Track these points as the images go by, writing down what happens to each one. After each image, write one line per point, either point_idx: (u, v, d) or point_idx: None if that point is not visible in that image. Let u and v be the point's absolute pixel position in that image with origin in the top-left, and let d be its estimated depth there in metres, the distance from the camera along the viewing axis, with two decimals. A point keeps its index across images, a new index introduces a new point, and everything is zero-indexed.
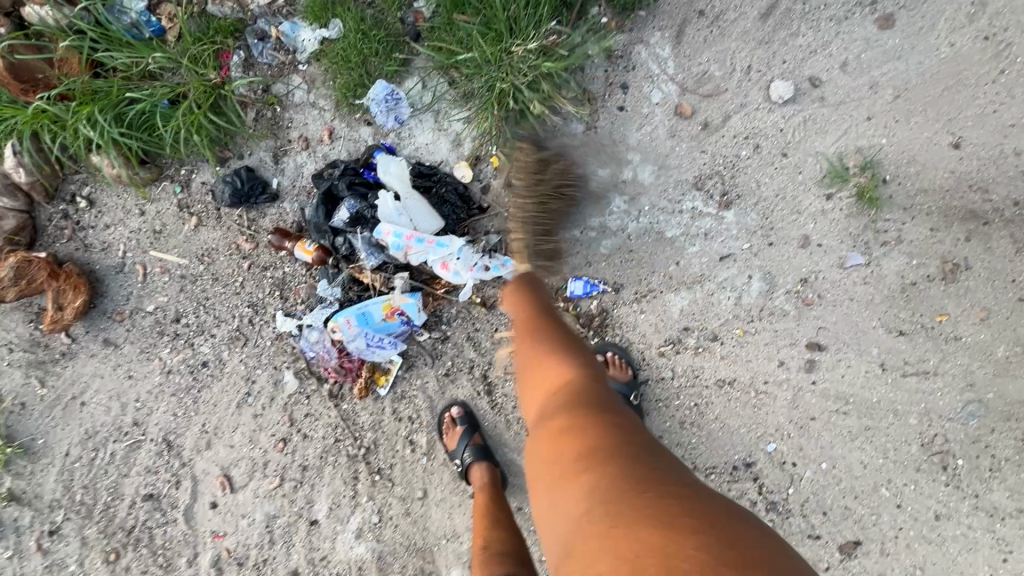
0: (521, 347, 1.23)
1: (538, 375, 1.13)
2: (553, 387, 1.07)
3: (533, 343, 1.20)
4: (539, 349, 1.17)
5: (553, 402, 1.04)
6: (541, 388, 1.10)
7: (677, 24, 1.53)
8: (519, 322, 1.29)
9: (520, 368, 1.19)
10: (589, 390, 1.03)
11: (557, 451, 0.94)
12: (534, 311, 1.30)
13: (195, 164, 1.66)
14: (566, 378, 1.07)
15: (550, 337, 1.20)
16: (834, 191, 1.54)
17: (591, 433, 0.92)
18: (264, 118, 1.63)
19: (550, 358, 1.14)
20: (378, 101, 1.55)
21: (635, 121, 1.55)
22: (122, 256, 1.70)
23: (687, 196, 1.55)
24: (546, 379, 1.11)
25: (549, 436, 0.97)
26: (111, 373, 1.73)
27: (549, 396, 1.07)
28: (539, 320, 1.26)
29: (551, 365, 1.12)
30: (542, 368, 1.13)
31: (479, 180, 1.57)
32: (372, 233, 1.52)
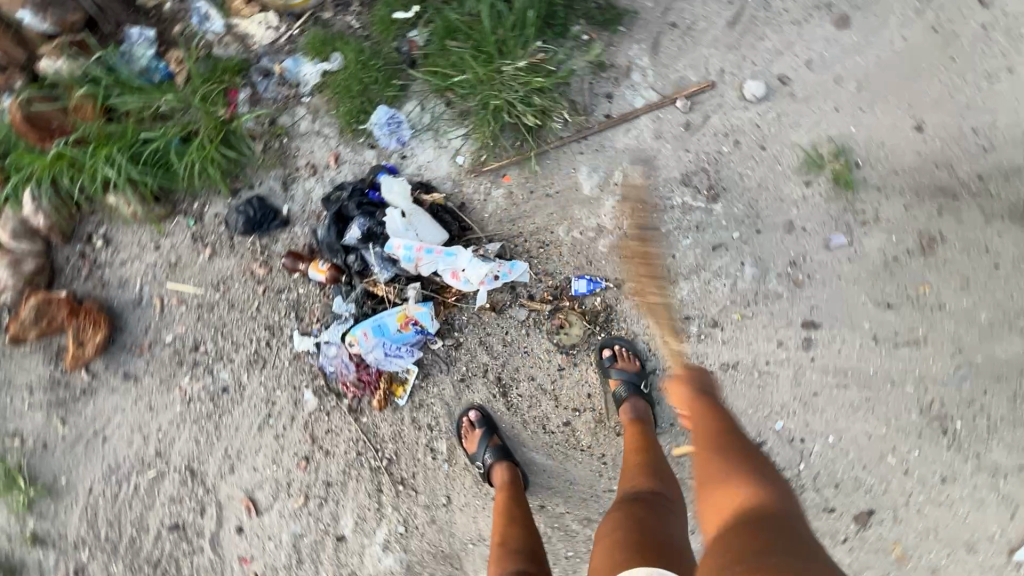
0: (697, 448, 1.23)
1: (714, 475, 1.14)
2: (736, 498, 1.06)
3: (725, 431, 1.23)
4: (749, 449, 1.18)
5: (747, 504, 1.04)
6: (721, 496, 1.08)
7: (653, 36, 1.66)
8: (699, 416, 1.30)
9: (700, 469, 1.18)
10: (772, 499, 1.03)
11: (736, 547, 0.94)
12: (704, 402, 1.33)
13: (207, 197, 1.74)
14: (755, 490, 1.06)
15: (737, 434, 1.22)
16: (811, 178, 1.66)
17: (781, 537, 0.93)
18: (272, 149, 1.72)
19: (755, 464, 1.13)
20: (380, 124, 1.65)
21: (622, 127, 1.66)
22: (140, 290, 1.76)
23: (676, 193, 1.65)
24: (720, 483, 1.11)
25: (740, 527, 0.97)
26: (132, 405, 1.76)
27: (725, 500, 1.07)
28: (717, 413, 1.29)
29: (762, 467, 1.13)
30: (736, 468, 1.13)
31: (479, 192, 1.65)
32: (383, 248, 1.58)
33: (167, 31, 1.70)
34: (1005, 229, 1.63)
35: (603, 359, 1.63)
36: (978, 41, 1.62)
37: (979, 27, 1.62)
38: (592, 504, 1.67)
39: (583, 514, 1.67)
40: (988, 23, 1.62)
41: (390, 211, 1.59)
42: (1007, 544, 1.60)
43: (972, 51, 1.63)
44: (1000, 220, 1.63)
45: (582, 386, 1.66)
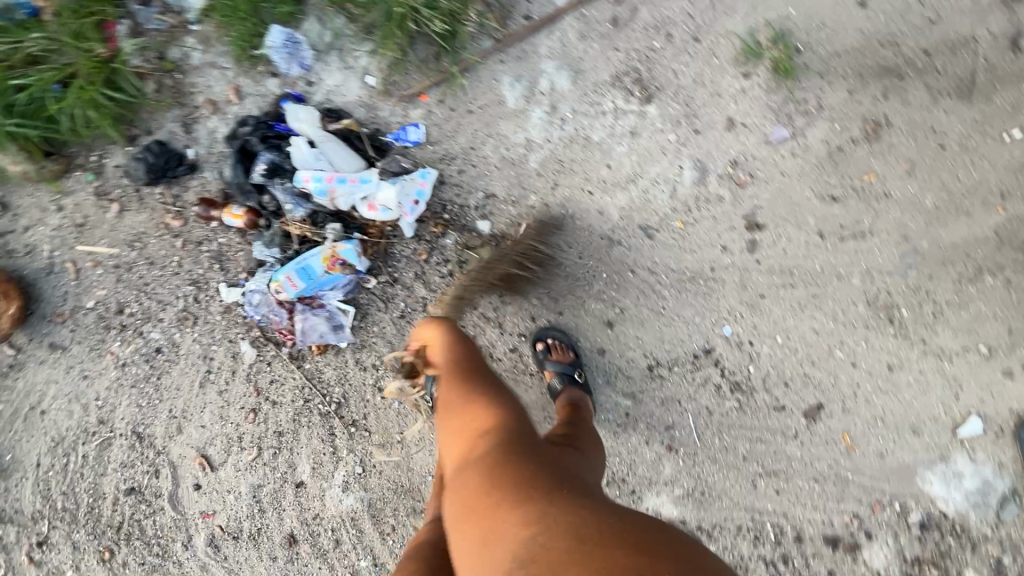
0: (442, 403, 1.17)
1: (464, 420, 1.10)
2: (476, 427, 1.07)
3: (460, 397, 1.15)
4: (482, 414, 1.09)
5: (478, 441, 1.04)
6: (464, 430, 1.08)
7: None
8: (452, 379, 1.20)
9: (444, 413, 1.15)
10: (498, 425, 1.05)
11: (471, 503, 0.94)
12: (450, 369, 1.23)
13: (104, 148, 1.60)
14: (496, 417, 1.07)
15: (467, 401, 1.13)
16: (750, 68, 1.55)
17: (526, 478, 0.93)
18: (167, 88, 1.57)
19: (466, 421, 1.09)
20: (277, 48, 1.50)
21: (544, 28, 1.52)
22: (50, 256, 1.65)
23: (608, 97, 1.55)
24: (464, 424, 1.09)
25: (481, 473, 0.96)
26: (65, 375, 1.69)
27: (480, 433, 1.06)
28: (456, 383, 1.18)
29: (478, 420, 1.08)
30: (467, 422, 1.09)
31: (396, 114, 1.53)
32: (292, 181, 1.49)
33: None
34: (953, 107, 1.55)
35: (537, 352, 1.58)
36: None
37: None
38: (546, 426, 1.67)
39: None
40: None
41: (296, 142, 1.50)
42: (953, 423, 1.62)
43: None
44: (948, 97, 1.55)
45: (525, 312, 1.63)
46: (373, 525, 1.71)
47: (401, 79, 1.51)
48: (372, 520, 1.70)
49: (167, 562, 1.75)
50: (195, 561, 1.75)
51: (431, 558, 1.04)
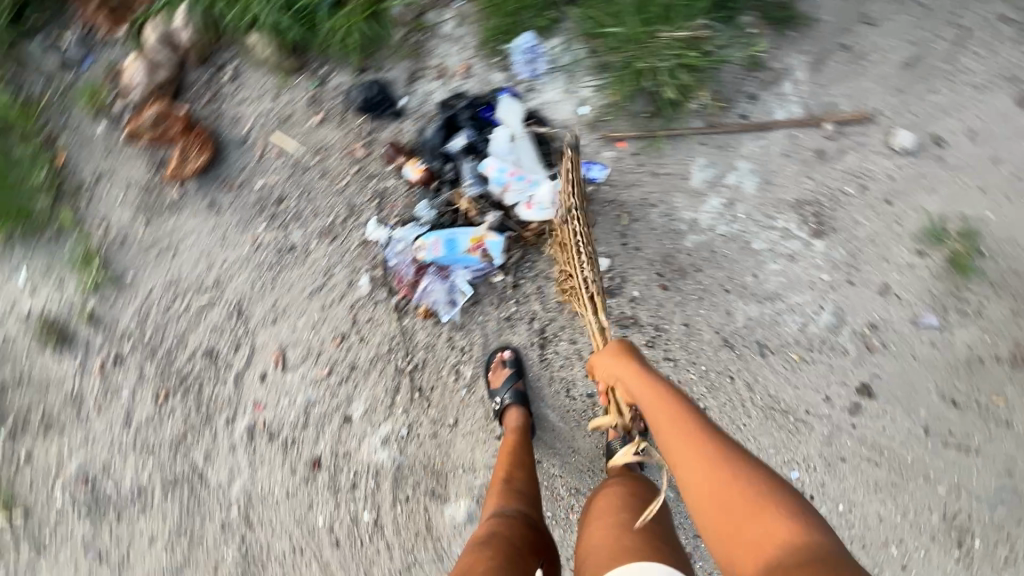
0: (687, 474, 1.00)
1: (720, 501, 0.94)
2: (770, 532, 0.86)
3: (692, 449, 1.01)
4: (735, 483, 0.94)
5: (772, 541, 0.85)
6: (747, 524, 0.89)
7: (818, 54, 1.60)
8: (672, 430, 1.05)
9: (689, 485, 0.99)
10: (796, 530, 0.85)
11: None
12: (674, 418, 1.07)
13: (336, 65, 1.78)
14: (782, 523, 0.86)
15: (706, 459, 0.98)
16: (926, 249, 1.57)
17: None
18: (410, 41, 1.74)
19: (708, 485, 0.95)
20: (520, 50, 1.66)
21: (754, 132, 1.60)
22: (248, 131, 1.84)
23: (782, 216, 1.60)
24: (716, 499, 0.94)
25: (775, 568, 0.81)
26: (207, 232, 1.87)
27: (734, 505, 0.92)
28: (683, 428, 1.05)
29: (735, 489, 0.93)
30: (719, 496, 0.94)
31: (590, 147, 1.64)
32: (479, 164, 1.64)
33: None
34: None
35: None
36: None
37: None
38: (585, 478, 1.70)
39: (574, 484, 1.70)
40: None
41: (498, 131, 1.63)
42: None
43: None
44: None
45: None
46: (391, 486, 1.78)
47: (609, 120, 1.63)
48: (393, 481, 1.77)
49: (206, 428, 1.88)
50: (228, 439, 1.87)
51: (504, 557, 1.04)
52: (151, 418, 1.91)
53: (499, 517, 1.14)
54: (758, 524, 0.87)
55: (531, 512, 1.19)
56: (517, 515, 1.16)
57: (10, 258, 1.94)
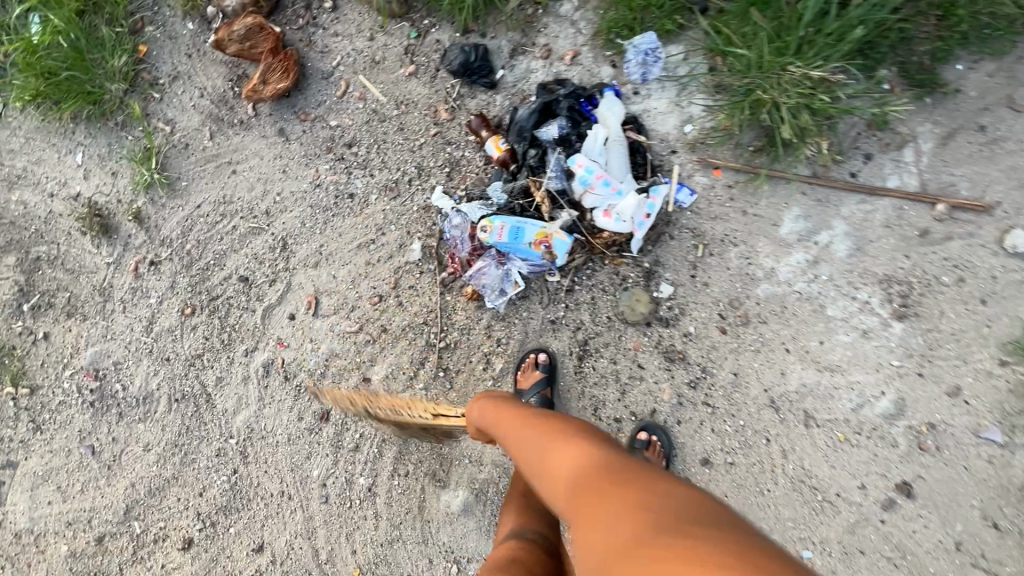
0: (535, 444, 1.00)
1: (563, 466, 0.92)
2: (587, 462, 0.89)
3: (554, 437, 0.99)
4: (569, 437, 0.97)
5: (593, 470, 0.88)
6: (571, 461, 0.91)
7: (951, 128, 1.48)
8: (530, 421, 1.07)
9: (541, 464, 0.97)
10: (602, 456, 0.90)
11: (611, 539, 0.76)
12: (545, 416, 1.07)
13: (441, 20, 1.70)
14: (591, 454, 0.91)
15: (557, 433, 1.00)
16: (1011, 360, 1.46)
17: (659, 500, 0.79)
18: (522, 13, 1.65)
19: (570, 452, 0.94)
20: (637, 49, 1.56)
21: (860, 194, 1.50)
22: (335, 66, 1.77)
23: (866, 288, 1.50)
24: (560, 454, 0.95)
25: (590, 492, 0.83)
26: (270, 158, 1.82)
27: (581, 456, 0.92)
28: (553, 426, 1.03)
29: (576, 445, 0.95)
30: (564, 448, 0.96)
31: (683, 169, 1.56)
32: (567, 159, 1.56)
33: None
34: None
35: (636, 439, 1.55)
36: None
37: None
38: None
39: None
40: None
41: (594, 129, 1.54)
42: None
43: None
44: None
45: (651, 399, 1.59)
46: (393, 457, 1.74)
47: (711, 144, 1.54)
48: (396, 453, 1.74)
49: (223, 353, 1.85)
50: (242, 369, 1.84)
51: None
52: (172, 329, 1.88)
53: (518, 540, 1.15)
54: (581, 460, 0.90)
55: (549, 535, 1.20)
56: (535, 538, 1.17)
57: (72, 137, 1.91)
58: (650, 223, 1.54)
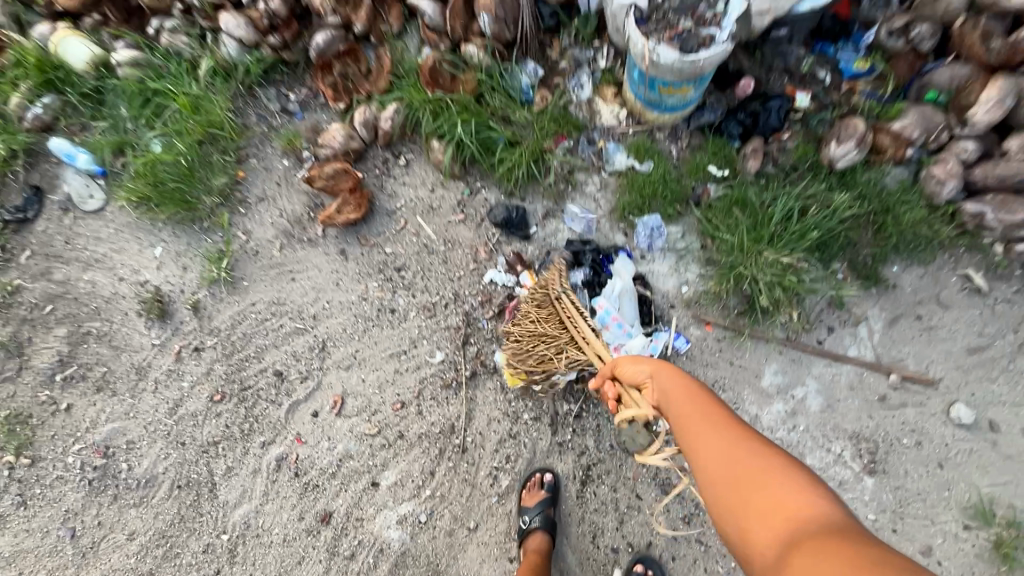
0: (719, 473, 1.07)
1: (745, 491, 1.02)
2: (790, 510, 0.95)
3: (730, 440, 1.09)
4: (754, 465, 1.04)
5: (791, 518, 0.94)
6: (768, 506, 0.98)
7: (894, 313, 1.84)
8: (669, 393, 1.25)
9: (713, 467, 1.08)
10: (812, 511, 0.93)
11: None
12: (675, 387, 1.25)
13: (491, 184, 2.15)
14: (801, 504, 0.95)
15: (705, 420, 1.16)
16: (972, 524, 1.64)
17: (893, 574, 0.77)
18: (556, 187, 2.09)
19: (748, 484, 1.02)
20: (645, 225, 1.97)
21: (826, 359, 1.79)
22: (399, 207, 2.17)
23: (837, 443, 1.73)
24: (733, 486, 1.04)
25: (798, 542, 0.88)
26: (327, 271, 2.11)
27: (767, 504, 0.98)
28: (697, 421, 1.16)
29: (776, 488, 1.00)
30: (753, 491, 1.01)
31: (680, 322, 1.87)
32: (590, 299, 1.88)
33: (551, 78, 2.22)
34: None
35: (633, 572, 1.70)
36: None
37: None
38: None
39: None
40: None
41: (613, 279, 1.87)
42: None
43: None
44: None
45: (647, 532, 1.74)
46: (390, 567, 1.79)
47: (703, 303, 1.87)
48: (393, 564, 1.79)
49: (239, 443, 1.93)
50: (255, 460, 1.91)
51: None
52: (196, 413, 1.98)
53: None
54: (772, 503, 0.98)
55: None
56: None
57: (157, 234, 2.21)
58: None
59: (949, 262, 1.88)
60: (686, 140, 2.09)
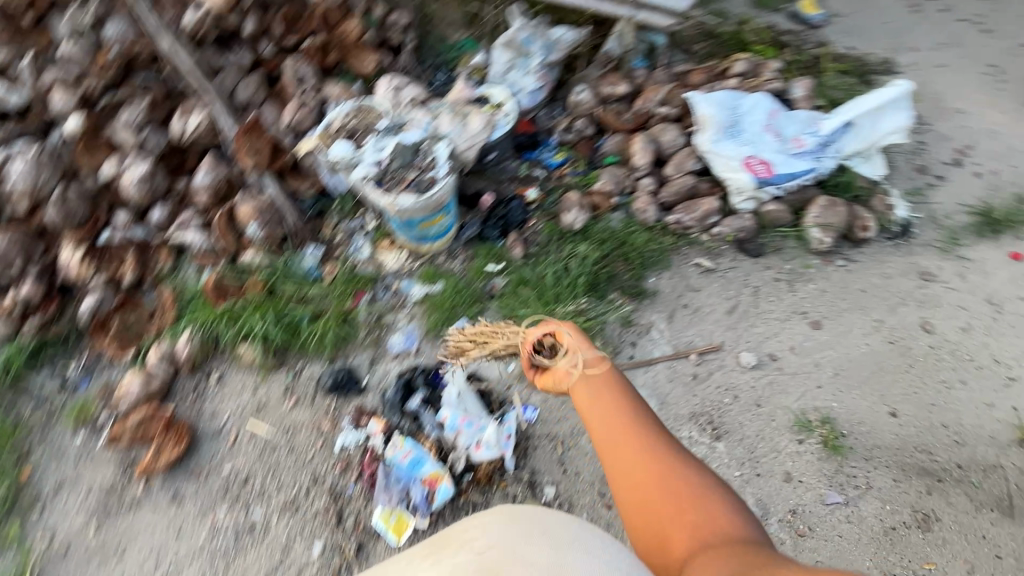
0: (618, 441, 1.23)
1: (637, 462, 1.18)
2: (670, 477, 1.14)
3: (631, 420, 1.25)
4: (663, 467, 1.15)
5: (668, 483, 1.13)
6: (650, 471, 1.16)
7: (670, 310, 2.28)
8: (599, 397, 1.31)
9: (613, 437, 1.24)
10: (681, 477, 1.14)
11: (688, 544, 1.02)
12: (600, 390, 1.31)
13: (311, 359, 2.21)
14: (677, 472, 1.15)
15: (624, 429, 1.23)
16: (803, 437, 1.97)
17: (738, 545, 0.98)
18: (372, 336, 2.25)
19: (659, 492, 1.13)
20: (457, 331, 2.22)
21: (643, 367, 2.14)
22: (224, 422, 2.09)
23: (684, 427, 2.01)
24: (645, 494, 1.14)
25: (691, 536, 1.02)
26: (163, 527, 1.89)
27: (676, 515, 1.08)
28: (623, 431, 1.23)
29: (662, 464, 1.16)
30: (665, 501, 1.11)
31: (522, 393, 2.03)
32: (436, 413, 1.96)
33: (331, 252, 2.50)
34: (998, 520, 1.80)
35: None
36: (928, 354, 2.16)
37: (926, 346, 2.18)
38: None
39: None
40: (934, 344, 2.18)
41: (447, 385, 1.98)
42: None
43: (927, 362, 2.14)
44: (990, 510, 1.82)
45: None
46: None
47: None
48: None
49: None
50: None
51: None
52: None
53: None
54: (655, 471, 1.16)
55: None
56: None
57: None
58: (513, 443, 1.90)
59: (681, 258, 2.44)
60: (463, 254, 2.47)
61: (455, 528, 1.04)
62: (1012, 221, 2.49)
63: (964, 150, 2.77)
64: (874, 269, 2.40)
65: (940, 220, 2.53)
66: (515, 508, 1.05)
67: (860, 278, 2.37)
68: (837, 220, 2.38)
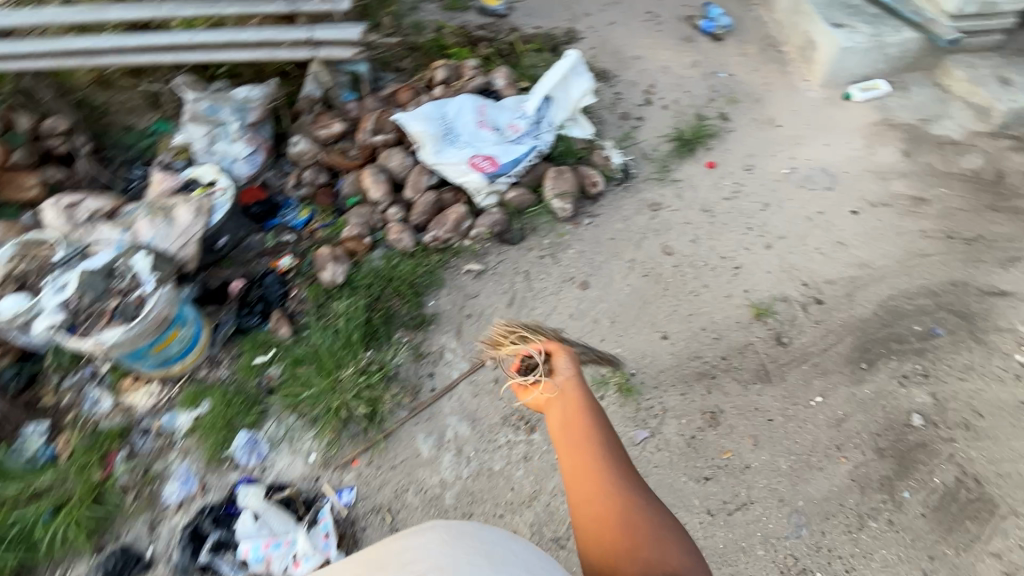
0: (589, 480, 1.02)
1: (603, 508, 0.98)
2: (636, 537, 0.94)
3: (610, 463, 1.04)
4: (636, 523, 0.95)
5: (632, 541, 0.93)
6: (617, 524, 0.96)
7: (457, 326, 2.31)
8: (576, 431, 1.09)
9: (585, 470, 1.03)
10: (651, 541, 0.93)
11: None
12: (571, 409, 1.14)
13: (71, 560, 1.81)
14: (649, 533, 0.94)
15: (592, 450, 1.06)
16: (602, 393, 2.12)
17: None
18: (142, 496, 1.91)
19: (620, 523, 0.96)
20: (239, 447, 1.98)
21: (446, 394, 2.10)
22: None
23: (501, 433, 2.02)
24: (606, 524, 0.96)
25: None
26: None
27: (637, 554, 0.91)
28: (588, 456, 1.05)
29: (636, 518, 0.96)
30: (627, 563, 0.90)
31: (333, 478, 1.94)
32: (236, 552, 1.79)
33: (59, 420, 2.06)
34: (762, 389, 2.12)
35: None
36: (675, 272, 2.46)
37: (672, 266, 2.48)
38: None
39: None
40: (676, 262, 2.50)
41: (240, 517, 1.83)
42: None
43: (676, 280, 2.44)
44: (755, 383, 2.13)
45: None
46: None
47: (333, 449, 1.98)
48: None
49: None
50: None
51: None
52: None
53: None
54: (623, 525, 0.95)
55: None
56: None
57: None
58: (334, 538, 1.83)
59: (452, 271, 2.48)
60: (226, 358, 2.22)
61: (386, 551, 0.82)
62: (700, 135, 2.93)
63: (650, 89, 3.21)
64: (615, 216, 2.67)
65: (650, 155, 2.91)
66: (457, 524, 0.84)
67: (607, 229, 2.63)
68: (568, 186, 2.59)
